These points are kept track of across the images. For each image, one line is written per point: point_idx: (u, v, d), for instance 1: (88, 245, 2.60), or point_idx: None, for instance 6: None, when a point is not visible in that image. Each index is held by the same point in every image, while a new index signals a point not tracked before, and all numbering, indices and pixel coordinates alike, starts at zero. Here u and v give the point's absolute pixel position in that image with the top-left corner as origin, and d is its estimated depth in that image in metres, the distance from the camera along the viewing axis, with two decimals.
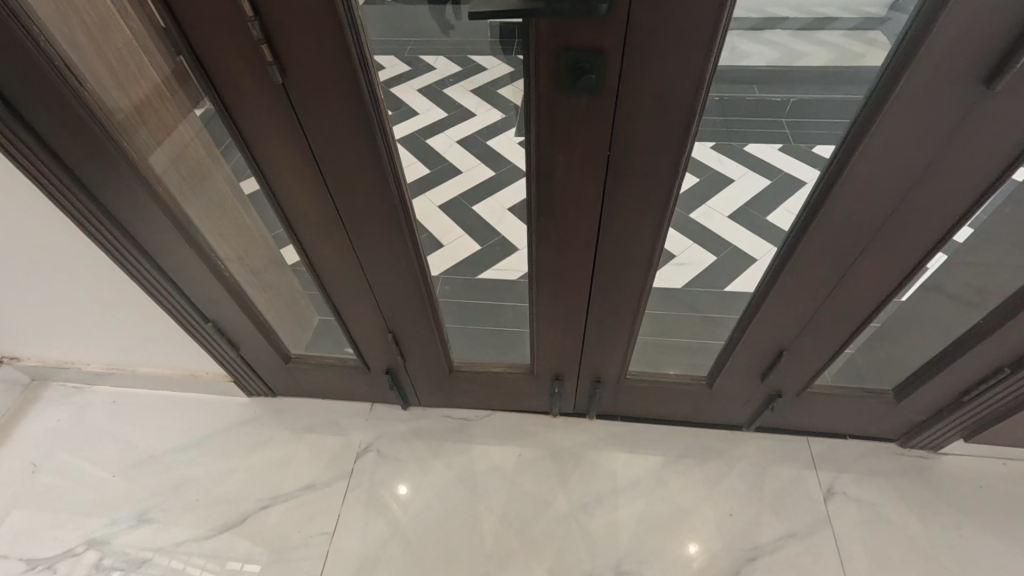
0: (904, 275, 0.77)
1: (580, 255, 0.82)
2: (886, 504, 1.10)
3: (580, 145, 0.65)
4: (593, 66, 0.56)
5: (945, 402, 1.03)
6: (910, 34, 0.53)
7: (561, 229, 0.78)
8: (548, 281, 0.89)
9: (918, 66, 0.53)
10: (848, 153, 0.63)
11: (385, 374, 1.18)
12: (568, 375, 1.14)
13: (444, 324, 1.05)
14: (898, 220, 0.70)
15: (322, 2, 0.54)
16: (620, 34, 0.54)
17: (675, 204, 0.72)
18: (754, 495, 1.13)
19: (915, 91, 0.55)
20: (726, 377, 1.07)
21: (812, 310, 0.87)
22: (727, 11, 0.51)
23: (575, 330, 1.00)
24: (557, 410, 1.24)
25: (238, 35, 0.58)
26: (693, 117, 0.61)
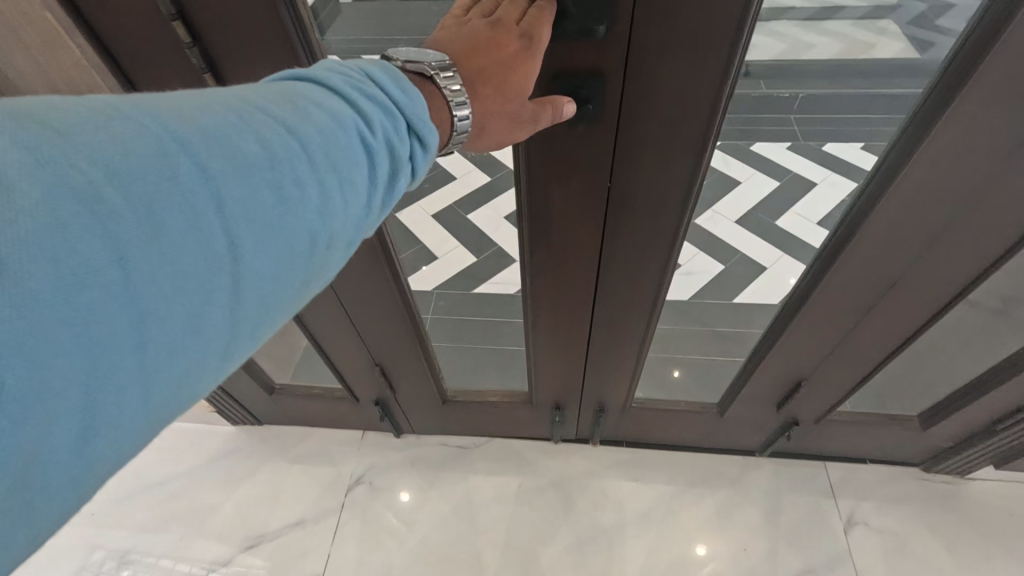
0: (940, 309, 0.70)
1: (581, 288, 0.76)
2: (910, 536, 1.03)
3: (577, 175, 0.58)
4: (591, 93, 0.49)
5: (975, 429, 0.96)
6: (959, 55, 0.45)
7: (559, 258, 0.70)
8: (546, 312, 0.81)
9: (970, 92, 0.45)
10: (881, 182, 0.55)
11: (374, 405, 1.12)
12: (570, 404, 1.08)
13: (434, 354, 0.99)
14: (936, 253, 0.62)
15: (269, 26, 0.47)
16: (620, 58, 0.46)
17: (684, 236, 0.65)
18: (769, 527, 1.06)
19: (966, 118, 0.47)
20: (739, 404, 1.00)
21: (835, 340, 0.80)
22: (745, 32, 0.44)
23: (575, 361, 0.93)
24: (559, 437, 1.17)
25: (176, 62, 0.51)
26: (704, 144, 0.54)
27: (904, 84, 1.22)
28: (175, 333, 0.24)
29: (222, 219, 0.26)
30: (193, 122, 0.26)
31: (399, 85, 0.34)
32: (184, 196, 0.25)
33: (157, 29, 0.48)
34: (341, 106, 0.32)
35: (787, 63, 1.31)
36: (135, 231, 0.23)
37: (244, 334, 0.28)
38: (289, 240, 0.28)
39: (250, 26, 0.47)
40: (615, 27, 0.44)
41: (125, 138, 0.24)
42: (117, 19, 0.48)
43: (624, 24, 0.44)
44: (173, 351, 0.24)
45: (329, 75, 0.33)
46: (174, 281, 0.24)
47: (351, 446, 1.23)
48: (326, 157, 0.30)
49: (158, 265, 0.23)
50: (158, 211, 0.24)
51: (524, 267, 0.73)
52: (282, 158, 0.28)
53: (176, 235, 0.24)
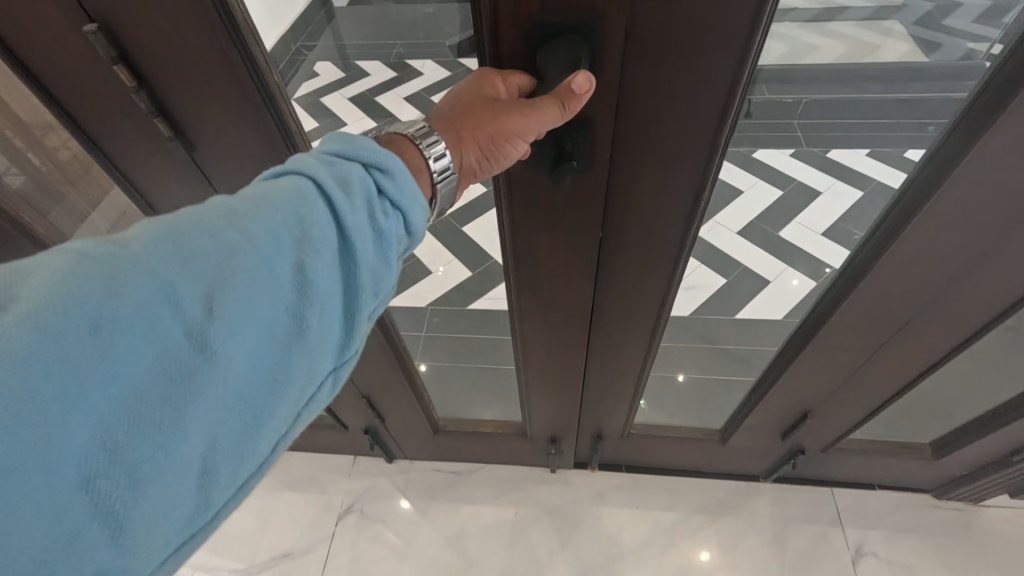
0: (954, 349, 0.66)
1: (576, 326, 0.72)
2: (921, 567, 0.99)
3: (566, 220, 0.54)
4: (577, 143, 0.45)
5: (991, 459, 0.91)
6: (985, 89, 0.41)
7: (550, 298, 0.67)
8: (536, 346, 0.78)
9: (999, 130, 0.41)
10: (897, 224, 0.52)
11: (363, 433, 1.09)
12: (567, 436, 1.04)
13: (420, 383, 0.96)
14: (953, 293, 0.58)
15: (219, 71, 0.45)
16: (611, 107, 0.43)
17: (682, 274, 0.62)
18: (774, 558, 1.02)
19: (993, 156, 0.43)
20: (742, 433, 0.96)
21: (844, 375, 0.76)
22: (746, 71, 0.40)
23: (570, 395, 0.91)
24: (557, 465, 1.13)
25: (125, 106, 0.49)
26: (702, 184, 0.50)
27: None
28: (147, 445, 0.24)
29: (199, 317, 0.26)
30: (134, 239, 0.26)
31: (362, 143, 0.34)
32: (145, 311, 0.25)
33: (99, 75, 0.46)
34: (301, 179, 0.31)
35: (791, 69, 1.26)
36: (79, 353, 0.23)
37: (237, 429, 0.28)
38: (260, 330, 0.28)
39: (198, 69, 0.45)
40: (605, 74, 0.40)
41: (81, 264, 0.24)
42: (58, 65, 0.46)
43: (615, 71, 0.40)
44: (148, 470, 0.25)
45: (296, 156, 0.33)
46: (135, 395, 0.24)
47: (342, 472, 1.20)
48: (294, 231, 0.30)
49: (110, 383, 0.23)
50: (118, 331, 0.24)
51: (514, 304, 0.70)
52: (246, 249, 0.28)
53: (126, 351, 0.24)
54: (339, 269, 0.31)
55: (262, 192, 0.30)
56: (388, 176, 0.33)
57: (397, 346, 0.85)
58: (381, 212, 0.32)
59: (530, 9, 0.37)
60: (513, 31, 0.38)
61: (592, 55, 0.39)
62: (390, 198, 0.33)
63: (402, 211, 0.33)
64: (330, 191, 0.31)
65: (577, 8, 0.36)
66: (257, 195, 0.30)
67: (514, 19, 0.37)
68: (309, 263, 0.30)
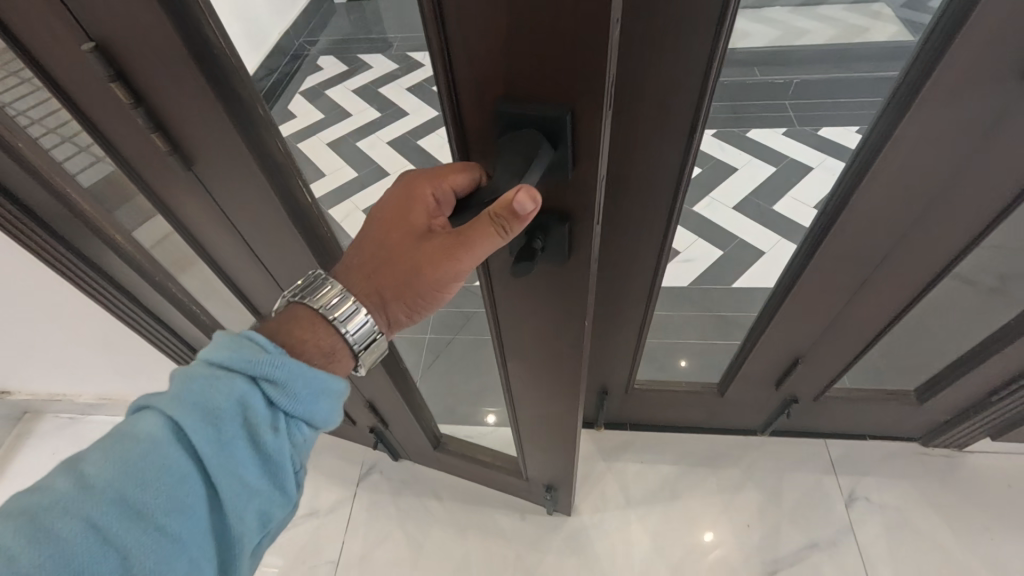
0: (927, 286, 0.72)
1: (567, 369, 0.67)
2: (910, 508, 1.06)
3: (553, 289, 0.54)
4: (546, 232, 0.46)
5: (972, 402, 0.98)
6: (928, 45, 0.48)
7: (545, 352, 0.66)
8: (527, 390, 0.77)
9: (937, 80, 0.48)
10: (865, 162, 0.58)
11: (370, 431, 1.16)
12: (561, 487, 1.02)
13: (413, 402, 1.01)
14: (921, 228, 0.65)
15: (197, 88, 0.48)
16: (581, 195, 0.42)
17: (679, 210, 0.71)
18: (772, 503, 1.09)
19: (935, 104, 0.51)
20: (737, 387, 1.04)
21: (828, 323, 0.83)
22: (728, 26, 0.49)
23: (565, 446, 0.86)
24: (553, 509, 1.09)
25: (127, 118, 0.53)
26: (695, 126, 0.60)
27: (896, 65, 1.24)
28: None
29: None
30: None
31: (250, 354, 0.41)
32: None
33: (101, 90, 0.50)
34: (157, 429, 0.37)
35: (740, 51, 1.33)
36: None
37: None
38: None
39: (181, 84, 0.48)
40: (580, 165, 0.40)
41: None
42: (69, 80, 0.50)
43: (589, 163, 0.40)
44: None
45: (157, 401, 0.39)
46: None
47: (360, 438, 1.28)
48: (139, 508, 0.35)
49: None
50: None
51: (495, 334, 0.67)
52: (74, 559, 0.32)
53: None
54: (201, 526, 0.38)
55: (105, 464, 0.35)
56: (276, 387, 0.41)
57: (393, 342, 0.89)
58: (260, 436, 0.40)
59: (494, 98, 0.38)
60: (482, 115, 0.39)
61: (561, 147, 0.38)
62: (279, 413, 0.41)
63: (293, 418, 0.42)
64: (196, 434, 0.37)
65: (548, 98, 0.36)
66: (95, 475, 0.35)
67: (481, 103, 0.38)
68: (146, 541, 0.35)
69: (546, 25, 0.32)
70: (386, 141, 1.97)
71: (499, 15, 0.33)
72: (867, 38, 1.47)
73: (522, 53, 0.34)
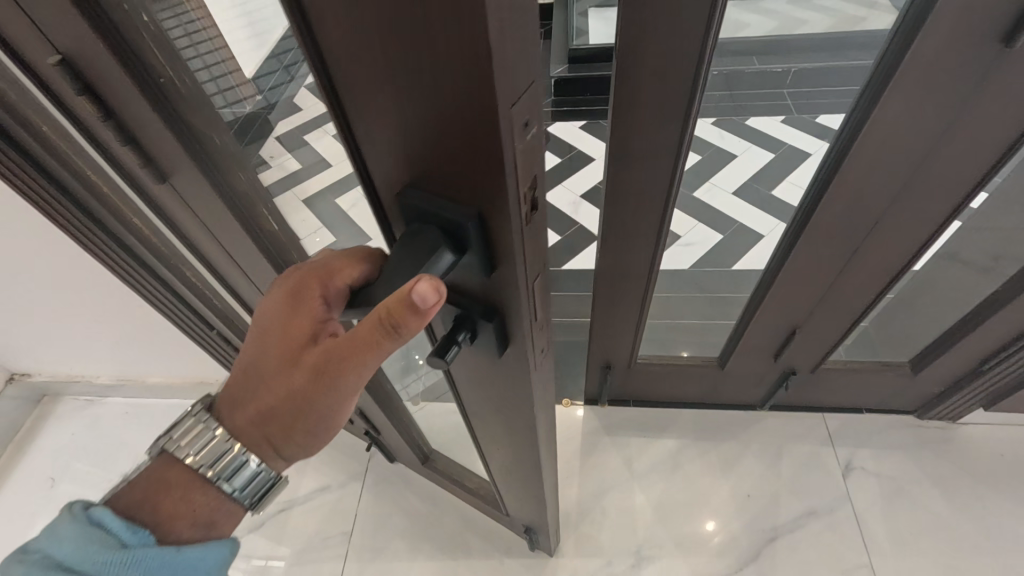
0: (926, 241, 0.78)
1: (523, 430, 0.62)
2: (906, 478, 1.09)
3: (496, 360, 0.51)
4: (473, 322, 0.43)
5: (966, 372, 1.01)
6: (909, 16, 0.54)
7: (501, 408, 0.61)
8: (492, 433, 0.72)
9: (918, 49, 0.54)
10: (857, 126, 0.64)
11: (366, 433, 1.17)
12: (541, 530, 0.96)
13: (394, 418, 1.00)
14: (915, 187, 0.70)
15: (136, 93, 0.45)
16: (504, 286, 0.39)
17: (677, 181, 0.75)
18: (772, 474, 1.12)
19: (920, 70, 0.56)
20: (738, 358, 1.09)
21: (826, 284, 0.89)
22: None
23: (533, 495, 0.81)
24: (534, 547, 1.05)
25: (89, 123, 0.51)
26: (691, 97, 0.64)
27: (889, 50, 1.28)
28: None
29: None
30: None
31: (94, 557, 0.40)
32: None
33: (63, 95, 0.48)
34: None
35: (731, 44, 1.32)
36: None
37: None
38: None
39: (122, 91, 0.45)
40: (499, 263, 0.36)
41: None
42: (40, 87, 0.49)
43: (509, 262, 0.36)
44: None
45: None
46: None
47: None
48: None
49: None
50: None
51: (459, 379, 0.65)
52: None
53: None
54: None
55: None
56: None
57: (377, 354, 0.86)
58: None
59: (403, 181, 0.34)
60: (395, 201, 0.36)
61: (472, 252, 0.35)
62: None
63: None
64: None
65: (456, 190, 0.32)
66: None
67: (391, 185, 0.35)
68: None
69: (435, 123, 0.29)
70: None
71: (386, 84, 0.28)
72: (862, 27, 1.52)
73: (423, 135, 0.30)
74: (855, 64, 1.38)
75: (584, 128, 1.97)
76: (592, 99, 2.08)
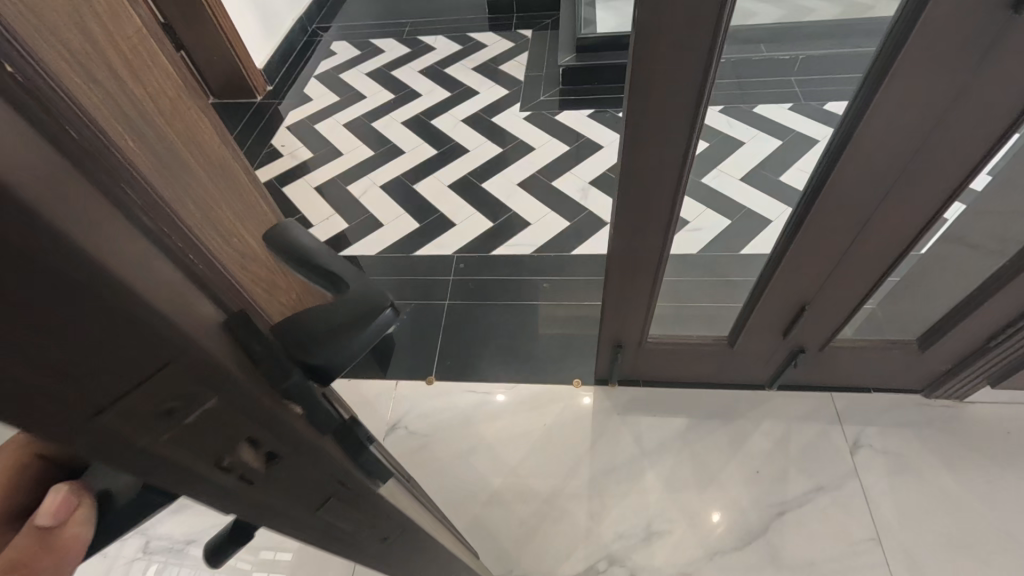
0: (932, 216, 0.81)
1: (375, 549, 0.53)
2: (913, 455, 1.11)
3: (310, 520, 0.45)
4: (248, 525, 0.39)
5: (971, 349, 1.04)
6: None
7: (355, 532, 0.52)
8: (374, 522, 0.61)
9: (929, 17, 0.57)
10: (869, 94, 0.66)
11: None
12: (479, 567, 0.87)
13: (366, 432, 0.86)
14: (922, 160, 0.73)
15: None
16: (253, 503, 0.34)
17: (691, 162, 0.76)
18: (780, 451, 1.14)
19: (929, 40, 0.59)
20: (748, 336, 1.11)
21: (834, 263, 0.91)
22: None
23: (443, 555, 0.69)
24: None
25: None
26: (707, 73, 0.65)
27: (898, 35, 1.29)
28: None
29: None
30: None
31: None
32: None
33: None
34: None
35: (742, 29, 1.33)
36: None
37: None
38: None
39: None
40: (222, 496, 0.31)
41: None
42: None
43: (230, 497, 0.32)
44: None
45: None
46: None
47: (385, 395, 1.33)
48: None
49: None
50: None
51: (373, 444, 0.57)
52: None
53: None
54: None
55: None
56: None
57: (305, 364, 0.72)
58: None
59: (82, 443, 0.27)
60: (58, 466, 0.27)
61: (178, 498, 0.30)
62: None
63: None
64: None
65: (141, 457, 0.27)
66: None
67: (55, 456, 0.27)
68: None
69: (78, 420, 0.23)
70: (400, 121, 2.08)
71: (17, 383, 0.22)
72: (869, 15, 1.53)
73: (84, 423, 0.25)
74: (862, 51, 1.39)
75: (591, 117, 1.99)
76: (599, 89, 2.10)
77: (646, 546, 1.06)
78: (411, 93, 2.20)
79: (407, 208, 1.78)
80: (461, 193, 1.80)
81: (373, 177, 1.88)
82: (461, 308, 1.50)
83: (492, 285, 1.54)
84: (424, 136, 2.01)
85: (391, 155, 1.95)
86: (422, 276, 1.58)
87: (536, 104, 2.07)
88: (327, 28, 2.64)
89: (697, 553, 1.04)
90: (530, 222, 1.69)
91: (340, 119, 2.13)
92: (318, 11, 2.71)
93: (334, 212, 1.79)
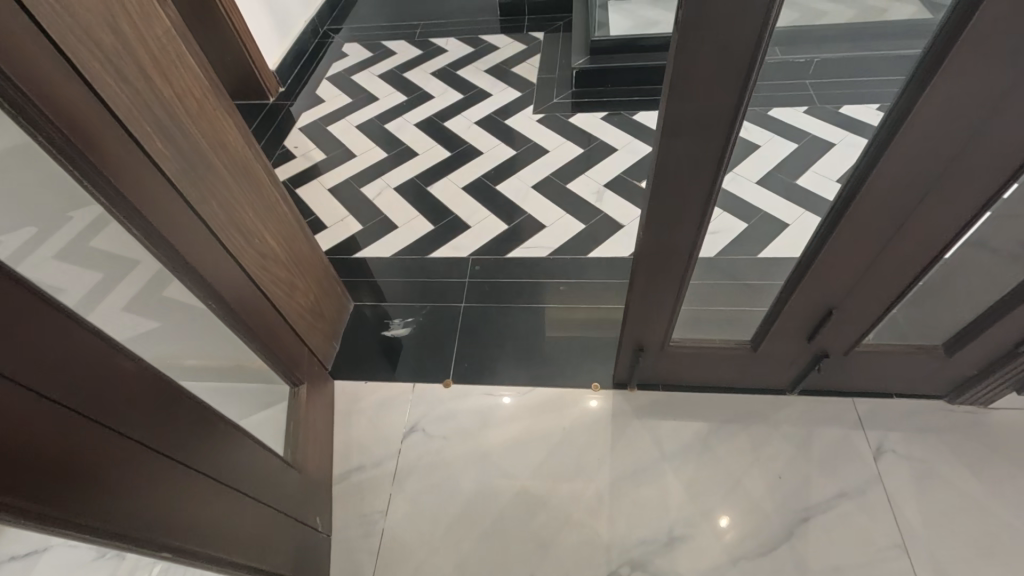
0: (962, 224, 0.80)
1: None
2: (938, 461, 1.10)
3: None
4: None
5: (997, 356, 1.03)
6: None
7: None
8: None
9: (980, 19, 0.56)
10: (914, 93, 0.64)
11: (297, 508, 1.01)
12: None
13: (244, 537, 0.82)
14: (958, 164, 0.72)
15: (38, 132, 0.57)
16: None
17: (727, 167, 0.75)
18: (802, 455, 1.13)
19: (978, 43, 0.58)
20: (772, 341, 1.10)
21: (860, 269, 0.90)
22: None
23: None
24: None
25: (80, 97, 0.63)
26: (748, 76, 0.64)
27: None
28: None
29: None
30: None
31: None
32: None
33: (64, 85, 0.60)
34: None
35: None
36: None
37: None
38: None
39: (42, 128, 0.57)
40: None
41: None
42: (84, 72, 0.64)
43: None
44: None
45: None
46: None
47: (402, 398, 1.32)
48: None
49: None
50: None
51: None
52: None
53: None
54: None
55: None
56: None
57: (210, 451, 0.74)
58: None
59: None
60: None
61: None
62: None
63: None
64: None
65: None
66: None
67: None
68: None
69: None
70: (413, 123, 2.08)
71: None
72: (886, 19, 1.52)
73: None
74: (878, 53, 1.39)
75: (605, 119, 1.99)
76: (612, 91, 2.09)
77: (668, 551, 1.05)
78: (423, 95, 2.20)
79: (421, 209, 1.78)
80: (475, 194, 1.80)
81: (386, 179, 1.88)
82: (477, 309, 1.50)
83: (508, 287, 1.54)
84: (437, 137, 2.01)
85: (404, 157, 1.95)
86: (436, 279, 1.58)
87: (549, 107, 2.07)
88: (339, 29, 2.64)
89: (718, 558, 1.03)
90: (544, 224, 1.68)
91: (352, 120, 2.13)
92: (330, 13, 2.72)
93: (348, 213, 1.79)
